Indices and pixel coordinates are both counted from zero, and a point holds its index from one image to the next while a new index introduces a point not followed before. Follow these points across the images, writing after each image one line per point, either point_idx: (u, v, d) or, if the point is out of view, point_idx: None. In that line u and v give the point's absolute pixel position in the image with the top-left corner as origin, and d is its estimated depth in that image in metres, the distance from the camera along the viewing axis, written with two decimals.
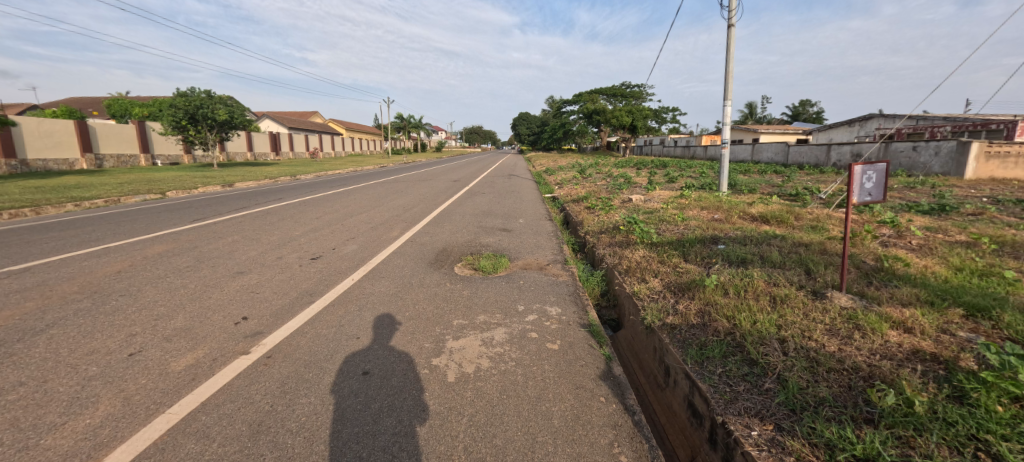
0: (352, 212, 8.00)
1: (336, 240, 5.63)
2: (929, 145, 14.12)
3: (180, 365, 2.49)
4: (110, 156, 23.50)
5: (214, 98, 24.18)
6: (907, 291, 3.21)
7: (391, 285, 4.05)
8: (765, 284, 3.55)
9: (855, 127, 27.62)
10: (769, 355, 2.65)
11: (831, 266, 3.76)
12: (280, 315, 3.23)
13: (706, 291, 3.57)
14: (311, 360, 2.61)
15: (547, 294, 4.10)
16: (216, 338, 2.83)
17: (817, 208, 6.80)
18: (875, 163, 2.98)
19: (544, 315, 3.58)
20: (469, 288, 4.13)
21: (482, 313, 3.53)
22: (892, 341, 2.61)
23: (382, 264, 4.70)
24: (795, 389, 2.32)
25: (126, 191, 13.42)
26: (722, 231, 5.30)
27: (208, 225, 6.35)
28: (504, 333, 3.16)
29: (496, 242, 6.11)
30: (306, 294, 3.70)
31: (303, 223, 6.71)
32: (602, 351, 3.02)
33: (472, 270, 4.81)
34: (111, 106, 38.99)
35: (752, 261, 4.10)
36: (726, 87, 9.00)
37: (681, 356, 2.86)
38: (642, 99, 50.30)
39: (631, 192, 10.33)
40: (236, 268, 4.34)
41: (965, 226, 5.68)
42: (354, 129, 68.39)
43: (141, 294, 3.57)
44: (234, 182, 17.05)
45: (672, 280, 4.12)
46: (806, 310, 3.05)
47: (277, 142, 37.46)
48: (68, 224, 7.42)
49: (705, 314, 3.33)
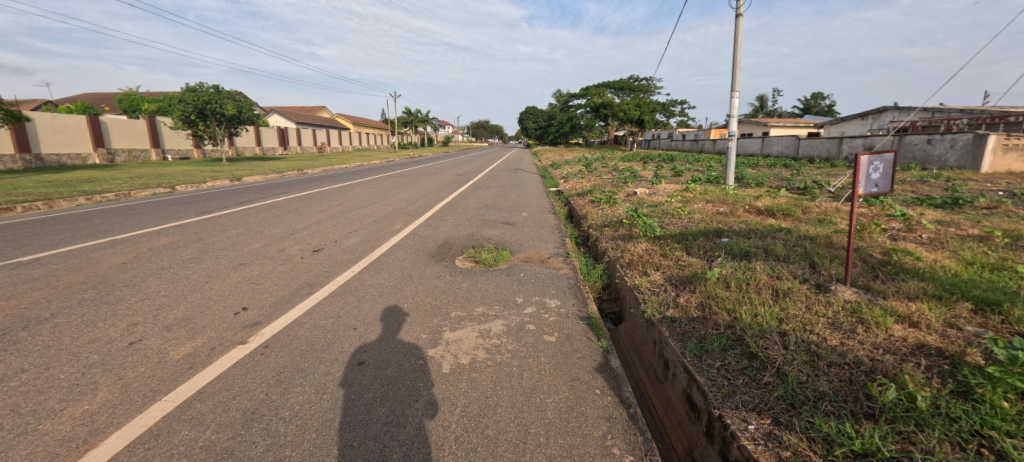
0: (356, 205, 8.02)
1: (339, 233, 5.66)
2: (945, 138, 13.79)
3: (179, 354, 2.52)
4: (122, 151, 23.89)
5: (222, 93, 24.40)
6: (914, 285, 3.12)
7: (391, 277, 4.07)
8: (768, 278, 3.48)
9: (868, 120, 27.05)
10: (769, 348, 2.60)
11: (837, 259, 3.67)
12: (280, 305, 3.25)
13: (707, 285, 3.53)
14: (308, 350, 2.63)
15: (547, 287, 4.08)
16: (215, 328, 2.86)
17: (826, 202, 6.68)
18: (882, 153, 2.89)
19: (542, 307, 3.56)
20: (468, 280, 4.13)
21: (481, 304, 3.52)
22: (897, 335, 2.56)
23: (382, 257, 4.70)
24: (795, 383, 2.28)
25: (136, 185, 13.63)
26: (726, 224, 5.24)
27: (214, 218, 6.41)
28: (501, 325, 3.15)
29: (498, 235, 6.09)
30: (305, 285, 3.72)
31: (307, 216, 6.74)
32: (600, 343, 3.00)
33: (473, 263, 4.80)
34: (123, 101, 39.48)
35: (755, 253, 4.04)
36: (734, 79, 8.83)
37: (680, 349, 2.83)
38: (649, 92, 49.83)
39: (636, 186, 10.23)
40: (239, 259, 4.38)
41: (980, 220, 5.54)
42: (361, 123, 68.59)
43: (145, 284, 3.61)
44: (242, 176, 17.21)
45: (674, 274, 4.07)
46: (809, 303, 2.99)
47: (284, 136, 37.68)
48: (78, 216, 7.54)
49: (705, 307, 3.28)
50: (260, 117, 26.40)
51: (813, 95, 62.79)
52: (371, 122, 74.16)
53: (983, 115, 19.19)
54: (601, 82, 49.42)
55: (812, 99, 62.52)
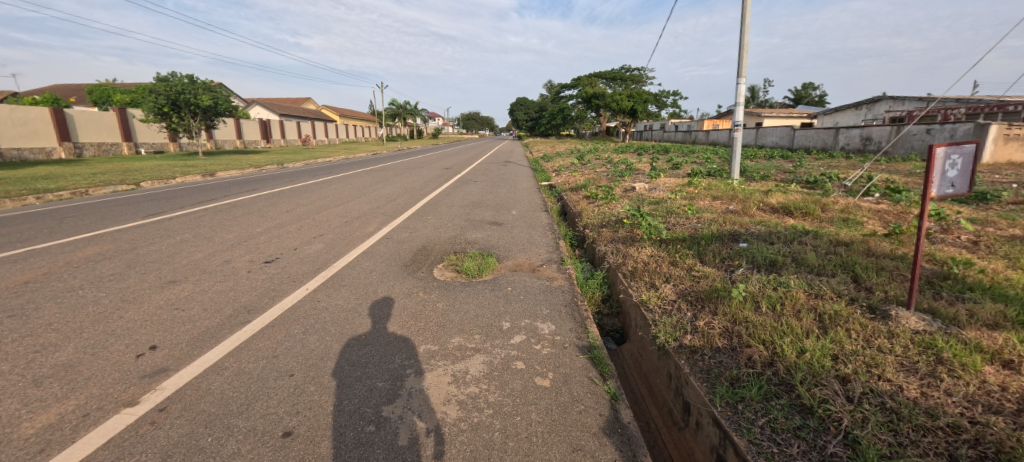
0: (327, 204, 7.27)
1: (301, 239, 4.93)
2: (944, 128, 13.41)
3: (31, 429, 1.82)
4: (91, 145, 22.54)
5: (196, 84, 23.17)
6: (991, 308, 2.52)
7: (352, 297, 3.38)
8: (807, 296, 2.86)
9: (862, 110, 26.79)
10: (829, 401, 1.98)
11: (885, 272, 3.05)
12: (200, 343, 2.56)
13: (732, 306, 2.91)
14: (219, 414, 1.95)
15: (539, 306, 3.42)
16: (100, 381, 2.16)
17: (841, 197, 6.14)
18: (962, 143, 2.29)
19: (532, 334, 2.92)
20: (445, 299, 3.45)
21: (457, 333, 2.86)
22: (993, 382, 1.96)
23: (345, 269, 3.99)
24: (875, 458, 1.65)
25: (97, 182, 12.59)
26: (741, 225, 4.62)
27: (161, 222, 5.63)
28: (482, 365, 2.49)
29: (484, 238, 5.43)
30: (241, 311, 3.01)
31: (269, 217, 6.01)
32: (606, 387, 2.37)
33: (454, 273, 4.15)
34: (93, 93, 37.61)
35: (783, 263, 3.42)
36: (740, 64, 8.19)
37: (708, 395, 2.23)
38: (641, 83, 49.05)
39: (633, 179, 9.65)
40: (169, 275, 3.65)
41: (1015, 218, 5.00)
42: (349, 115, 67.06)
43: (38, 314, 2.88)
44: (215, 171, 16.20)
45: (686, 287, 3.45)
46: (866, 333, 2.38)
47: (267, 128, 36.25)
48: (10, 220, 6.69)
49: (733, 335, 2.67)
50: (237, 108, 25.18)
51: (804, 86, 62.63)
52: (358, 113, 72.33)
53: (980, 104, 18.85)
54: (593, 72, 48.55)
55: (802, 89, 62.40)
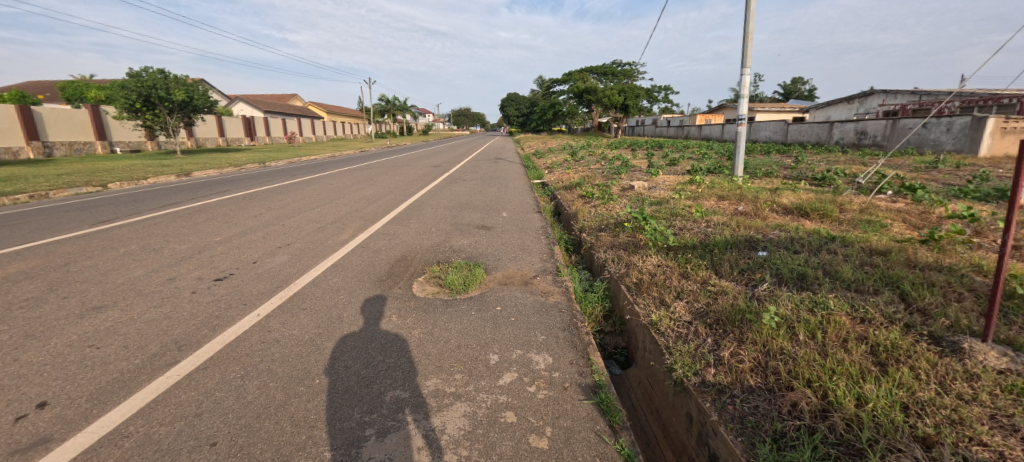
0: (302, 207, 6.72)
1: (264, 250, 4.37)
2: (941, 121, 13.11)
3: None
4: (62, 144, 21.52)
5: (171, 79, 22.19)
6: None
7: (311, 325, 2.84)
8: (851, 321, 2.41)
9: (855, 104, 26.69)
10: None
11: (938, 289, 2.61)
12: (105, 398, 2.01)
13: (764, 332, 2.44)
14: None
15: (534, 331, 2.92)
16: None
17: (854, 196, 5.71)
18: None
19: (526, 371, 2.43)
20: (425, 324, 2.94)
21: (433, 374, 2.34)
22: None
23: (308, 288, 3.45)
24: None
25: (60, 184, 11.80)
26: (756, 230, 4.17)
27: (109, 230, 5.04)
28: (464, 419, 1.99)
29: (471, 245, 4.92)
30: (170, 347, 2.47)
31: (234, 224, 5.45)
32: (617, 446, 1.88)
33: (436, 288, 3.64)
34: (66, 90, 36.15)
35: (814, 277, 2.97)
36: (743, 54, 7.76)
37: (746, 456, 1.73)
38: (632, 77, 48.65)
39: (630, 177, 9.20)
40: (95, 300, 3.09)
41: None
42: (337, 111, 65.81)
43: None
44: (191, 170, 15.43)
45: (702, 305, 2.97)
46: (937, 374, 1.93)
47: (250, 126, 35.16)
48: None
49: (768, 372, 2.19)
50: (216, 104, 24.22)
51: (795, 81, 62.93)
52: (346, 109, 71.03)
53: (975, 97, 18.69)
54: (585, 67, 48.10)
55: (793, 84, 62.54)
